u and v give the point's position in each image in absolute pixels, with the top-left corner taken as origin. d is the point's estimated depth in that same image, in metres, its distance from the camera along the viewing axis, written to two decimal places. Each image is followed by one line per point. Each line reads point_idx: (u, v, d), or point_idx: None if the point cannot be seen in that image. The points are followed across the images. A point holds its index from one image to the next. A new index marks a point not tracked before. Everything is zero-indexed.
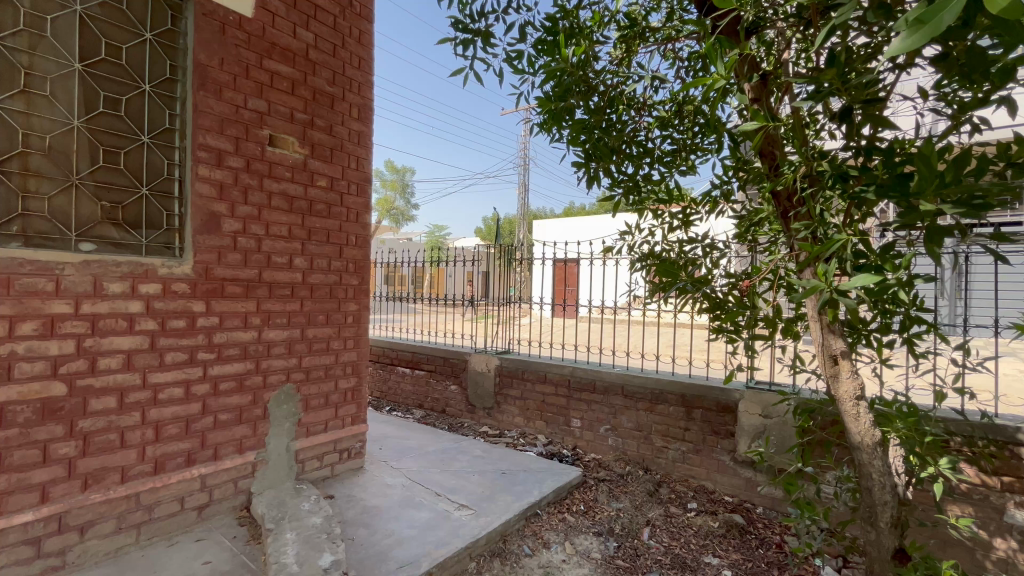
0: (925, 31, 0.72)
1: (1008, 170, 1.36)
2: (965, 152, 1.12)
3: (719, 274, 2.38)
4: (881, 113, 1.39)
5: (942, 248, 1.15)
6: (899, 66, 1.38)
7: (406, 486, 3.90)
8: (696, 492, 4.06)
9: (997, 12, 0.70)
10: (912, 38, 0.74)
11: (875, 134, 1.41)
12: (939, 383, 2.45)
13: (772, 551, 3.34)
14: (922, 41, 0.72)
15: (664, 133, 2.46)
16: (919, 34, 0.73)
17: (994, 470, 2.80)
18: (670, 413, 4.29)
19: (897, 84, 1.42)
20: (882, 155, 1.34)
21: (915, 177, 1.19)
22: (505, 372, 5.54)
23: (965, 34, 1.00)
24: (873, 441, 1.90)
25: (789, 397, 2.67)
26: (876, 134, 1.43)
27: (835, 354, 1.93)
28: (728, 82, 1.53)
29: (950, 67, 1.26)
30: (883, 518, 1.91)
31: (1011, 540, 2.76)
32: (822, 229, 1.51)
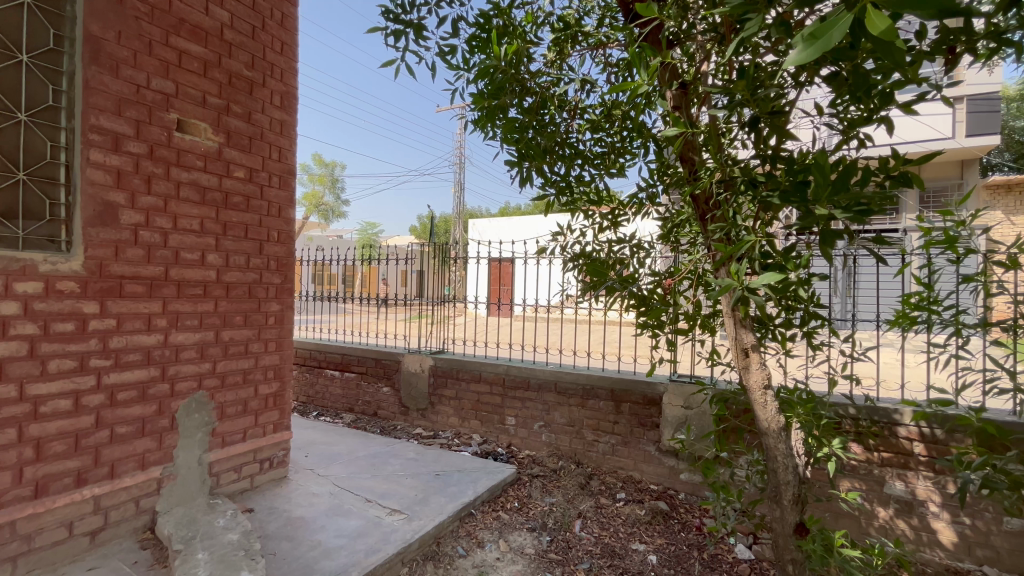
0: (818, 46, 0.77)
1: (888, 181, 1.53)
2: (852, 163, 1.25)
3: (645, 273, 2.48)
4: (785, 126, 1.51)
5: (834, 249, 1.28)
6: (800, 83, 1.52)
7: (334, 494, 3.73)
8: (625, 482, 4.23)
9: (877, 33, 0.76)
10: (806, 51, 0.79)
11: (779, 145, 1.54)
12: (831, 371, 2.73)
13: (693, 534, 3.56)
14: (815, 55, 0.77)
15: (595, 136, 2.54)
16: (812, 48, 0.78)
17: (875, 448, 3.17)
18: (600, 408, 4.44)
19: (798, 101, 1.56)
20: (785, 164, 1.47)
21: (812, 185, 1.31)
22: (439, 372, 5.46)
23: (854, 54, 1.10)
24: (779, 426, 2.07)
25: (706, 388, 2.85)
26: (780, 144, 1.56)
27: (746, 346, 2.09)
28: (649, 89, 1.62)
29: (840, 86, 1.39)
30: (786, 496, 2.08)
31: (889, 508, 3.14)
32: (735, 230, 1.62)
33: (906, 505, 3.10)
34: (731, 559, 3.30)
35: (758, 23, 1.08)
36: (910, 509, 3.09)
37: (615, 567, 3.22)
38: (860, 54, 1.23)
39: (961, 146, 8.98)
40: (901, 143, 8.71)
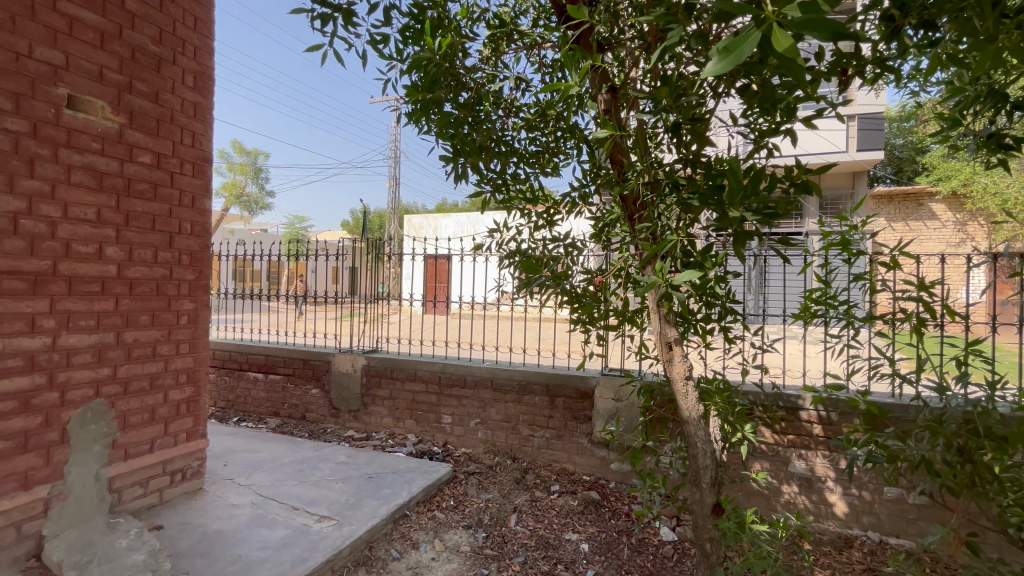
0: (731, 58, 0.82)
1: (791, 187, 1.67)
2: (761, 170, 1.36)
3: (578, 271, 2.55)
4: (705, 134, 1.61)
5: (746, 249, 1.38)
6: (717, 93, 1.62)
7: (257, 504, 3.51)
8: (559, 474, 4.34)
9: (783, 51, 0.82)
10: (720, 63, 0.83)
11: (700, 150, 1.63)
12: (744, 362, 2.95)
13: (622, 520, 3.72)
14: (729, 67, 0.82)
15: (530, 135, 2.56)
16: (726, 60, 0.83)
17: (781, 431, 3.48)
18: (536, 403, 4.52)
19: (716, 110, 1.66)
20: (705, 168, 1.57)
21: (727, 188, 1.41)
22: (372, 371, 5.29)
23: (764, 70, 1.19)
24: (698, 414, 2.21)
25: (635, 380, 2.99)
26: (701, 149, 1.65)
27: (670, 340, 2.20)
28: (580, 90, 1.66)
29: (751, 98, 1.50)
30: (705, 479, 2.20)
31: (792, 484, 3.46)
32: (660, 230, 1.70)
33: (806, 482, 3.44)
34: (657, 542, 3.48)
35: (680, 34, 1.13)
36: (811, 485, 3.43)
37: (549, 558, 3.29)
38: (769, 69, 1.33)
39: (852, 158, 10.07)
40: (803, 154, 9.60)
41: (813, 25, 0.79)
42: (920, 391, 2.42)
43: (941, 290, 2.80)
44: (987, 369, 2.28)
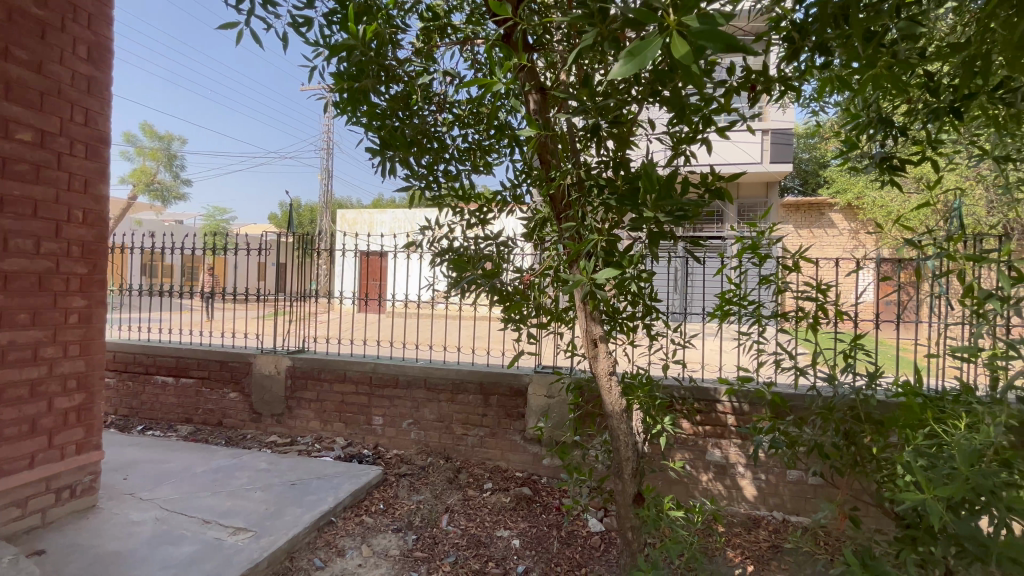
0: (635, 63, 0.85)
1: (706, 194, 1.79)
2: (673, 174, 1.43)
3: (509, 268, 2.57)
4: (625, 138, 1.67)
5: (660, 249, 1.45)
6: (637, 98, 1.68)
7: (161, 519, 3.21)
8: (492, 472, 4.34)
9: (682, 59, 0.86)
10: (625, 66, 0.86)
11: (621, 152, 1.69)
12: (665, 357, 3.11)
13: (553, 514, 3.80)
14: (633, 71, 0.85)
15: (462, 131, 2.53)
16: (631, 64, 0.86)
17: (699, 422, 3.71)
18: (469, 402, 4.49)
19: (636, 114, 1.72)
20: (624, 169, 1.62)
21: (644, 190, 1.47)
22: (298, 373, 5.02)
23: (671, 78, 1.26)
24: (622, 408, 2.29)
25: (564, 376, 3.07)
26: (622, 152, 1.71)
27: (595, 337, 2.27)
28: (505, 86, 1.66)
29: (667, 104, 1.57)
30: (627, 470, 2.30)
31: (708, 472, 3.71)
32: (584, 229, 1.75)
33: (721, 469, 3.69)
34: (585, 533, 3.59)
35: (592, 38, 1.16)
36: (725, 471, 3.68)
37: (480, 556, 3.30)
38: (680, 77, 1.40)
39: (766, 169, 10.92)
40: (723, 163, 10.29)
41: (709, 37, 0.84)
42: (815, 381, 2.67)
43: (834, 291, 3.10)
44: (869, 360, 2.55)
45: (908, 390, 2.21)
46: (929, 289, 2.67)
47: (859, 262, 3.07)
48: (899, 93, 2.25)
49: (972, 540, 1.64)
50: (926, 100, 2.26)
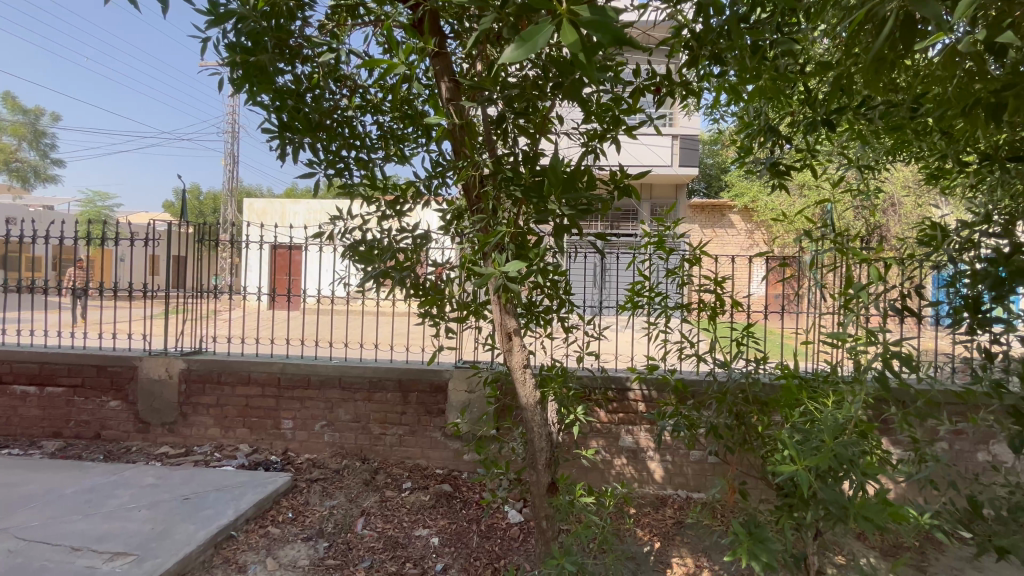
0: (527, 48, 0.85)
1: (617, 191, 1.97)
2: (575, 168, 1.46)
3: (426, 263, 2.54)
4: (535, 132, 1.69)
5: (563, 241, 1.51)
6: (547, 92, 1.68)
7: (16, 551, 2.84)
8: (411, 471, 4.23)
9: (572, 47, 0.86)
10: (517, 50, 0.86)
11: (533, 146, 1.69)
12: (580, 348, 3.20)
13: (473, 509, 3.79)
14: (524, 56, 0.85)
15: (375, 115, 2.39)
16: (523, 49, 0.86)
17: (613, 410, 3.88)
18: (388, 400, 4.34)
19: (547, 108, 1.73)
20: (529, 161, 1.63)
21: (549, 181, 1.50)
22: (193, 376, 4.56)
23: (571, 76, 1.32)
24: (536, 400, 2.32)
25: (481, 370, 3.07)
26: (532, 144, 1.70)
27: (510, 331, 2.28)
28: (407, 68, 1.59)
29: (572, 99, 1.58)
30: (541, 461, 2.34)
31: (621, 457, 3.90)
32: (494, 221, 1.74)
33: (633, 453, 3.89)
34: (505, 525, 3.62)
35: (488, 23, 1.14)
36: (636, 456, 3.89)
37: (397, 558, 3.26)
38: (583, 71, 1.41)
39: (676, 172, 11.43)
40: (638, 164, 10.81)
41: (598, 28, 0.84)
42: (713, 368, 2.88)
43: (731, 284, 3.37)
44: (758, 347, 2.79)
45: (788, 373, 2.47)
46: (808, 282, 2.98)
47: (751, 257, 3.35)
48: (787, 105, 2.48)
49: (833, 504, 1.87)
50: (805, 113, 2.51)
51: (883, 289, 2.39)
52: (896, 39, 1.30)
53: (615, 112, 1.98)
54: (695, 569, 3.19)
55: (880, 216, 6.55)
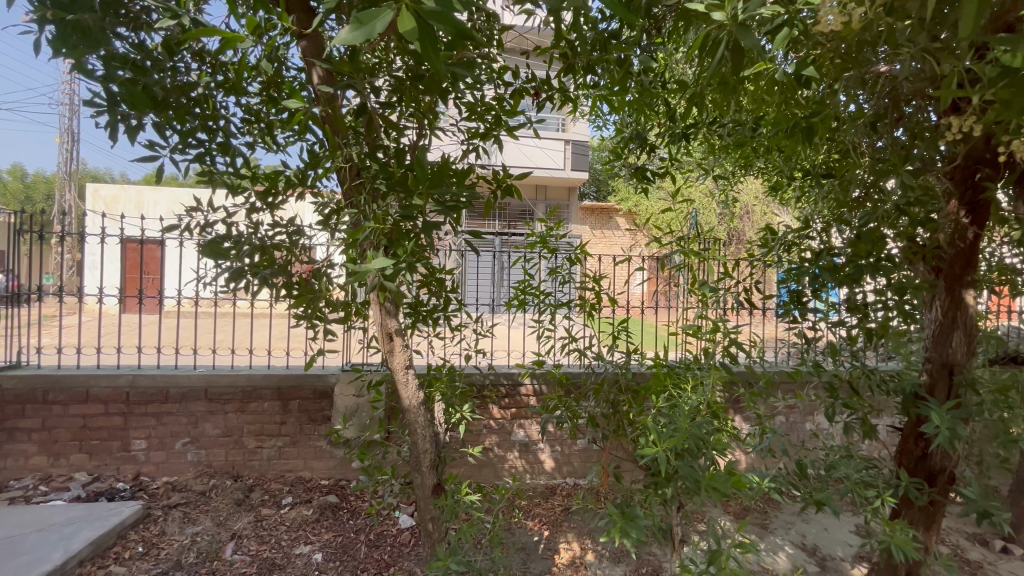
0: (362, 31, 0.83)
1: (498, 189, 2.12)
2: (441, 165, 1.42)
3: (301, 261, 2.33)
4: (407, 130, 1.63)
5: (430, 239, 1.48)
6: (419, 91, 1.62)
7: None
8: (292, 485, 3.92)
9: (411, 37, 0.82)
10: (352, 32, 0.83)
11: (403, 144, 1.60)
12: (467, 346, 3.19)
13: (362, 518, 3.62)
14: (360, 39, 0.83)
15: (240, 96, 2.11)
16: (358, 32, 0.84)
17: (505, 406, 3.96)
18: (264, 410, 3.96)
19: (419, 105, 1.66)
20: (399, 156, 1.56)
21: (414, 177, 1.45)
22: (9, 397, 3.77)
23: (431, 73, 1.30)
24: (419, 401, 2.27)
25: (362, 373, 2.93)
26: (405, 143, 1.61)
27: (391, 331, 2.20)
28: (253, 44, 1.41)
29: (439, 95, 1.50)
30: (426, 463, 2.30)
31: (513, 451, 3.99)
32: (365, 217, 1.66)
33: (524, 447, 4.01)
34: (395, 531, 3.51)
35: (333, 3, 1.09)
36: (528, 449, 4.01)
37: None
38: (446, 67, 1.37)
39: (568, 176, 11.91)
40: (532, 167, 11.11)
41: (439, 19, 0.81)
42: (593, 360, 3.05)
43: (610, 281, 3.60)
44: (632, 341, 3.00)
45: (656, 363, 2.69)
46: (675, 280, 3.29)
47: (628, 256, 3.61)
48: (652, 117, 2.71)
49: (689, 479, 2.10)
50: (671, 126, 2.75)
51: (732, 286, 2.71)
52: (728, 67, 1.47)
53: (497, 112, 2.06)
54: (580, 551, 3.36)
55: (737, 222, 7.47)
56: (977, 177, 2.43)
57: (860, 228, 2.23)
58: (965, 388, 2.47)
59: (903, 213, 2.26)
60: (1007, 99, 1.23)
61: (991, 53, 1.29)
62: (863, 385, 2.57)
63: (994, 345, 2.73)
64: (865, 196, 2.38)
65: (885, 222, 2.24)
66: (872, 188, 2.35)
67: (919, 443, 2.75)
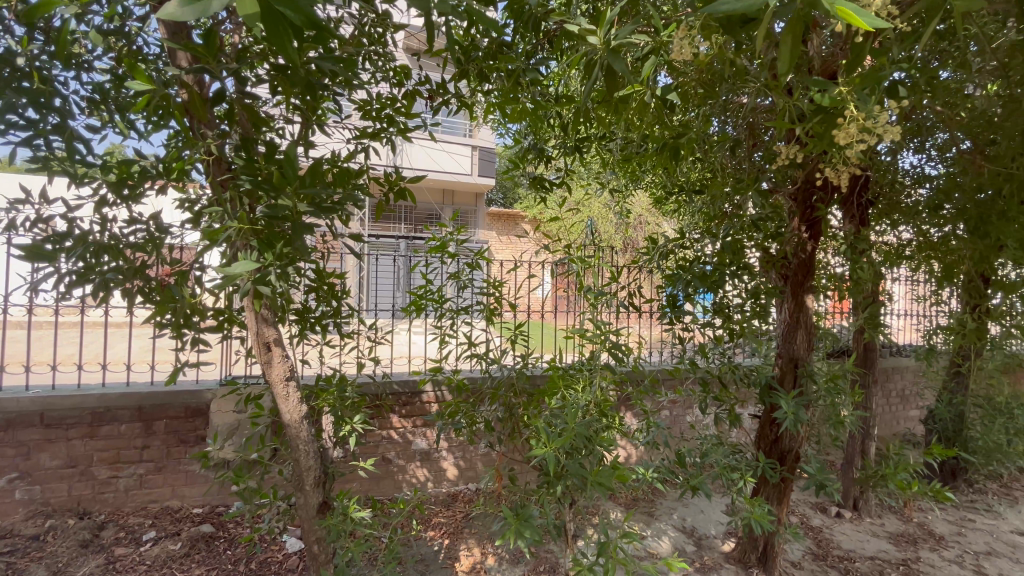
0: (197, 8, 0.74)
1: (390, 191, 2.07)
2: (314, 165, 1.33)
3: (160, 264, 2.03)
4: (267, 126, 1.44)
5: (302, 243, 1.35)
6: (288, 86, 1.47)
7: None
8: (157, 517, 3.44)
9: (253, 18, 0.74)
10: (182, 8, 0.73)
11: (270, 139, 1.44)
12: (360, 353, 3.05)
13: (241, 547, 3.28)
14: (192, 16, 0.73)
15: (82, 71, 1.82)
16: (191, 7, 0.74)
17: (405, 414, 3.84)
18: (120, 435, 3.44)
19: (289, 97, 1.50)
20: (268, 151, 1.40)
21: (281, 176, 1.33)
22: None
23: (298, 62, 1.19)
24: (301, 414, 2.11)
25: (237, 387, 2.66)
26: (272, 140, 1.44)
27: (269, 341, 2.03)
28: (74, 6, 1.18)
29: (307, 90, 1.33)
30: (309, 481, 2.15)
31: (412, 460, 3.88)
32: (229, 216, 1.50)
33: (425, 456, 3.92)
34: (280, 557, 3.22)
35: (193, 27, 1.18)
36: (429, 457, 3.93)
37: None
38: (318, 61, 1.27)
39: (475, 181, 11.89)
40: (438, 171, 10.94)
41: (290, 6, 0.73)
42: (490, 365, 3.07)
43: (509, 286, 3.67)
44: (527, 345, 3.07)
45: (551, 365, 2.78)
46: (569, 285, 3.43)
47: (526, 262, 3.70)
48: (547, 129, 2.80)
49: (578, 475, 2.20)
50: (562, 138, 2.88)
51: (619, 290, 2.88)
52: (606, 85, 1.55)
53: (389, 112, 2.01)
54: (480, 557, 3.34)
55: (630, 231, 7.98)
56: (814, 199, 2.84)
57: (722, 240, 2.55)
58: (806, 378, 2.87)
59: (757, 227, 2.58)
60: (821, 134, 1.46)
61: (812, 94, 1.52)
62: (729, 378, 2.87)
63: (828, 340, 3.21)
64: (727, 211, 2.68)
65: (742, 235, 2.55)
66: (735, 204, 2.65)
67: (772, 428, 3.15)
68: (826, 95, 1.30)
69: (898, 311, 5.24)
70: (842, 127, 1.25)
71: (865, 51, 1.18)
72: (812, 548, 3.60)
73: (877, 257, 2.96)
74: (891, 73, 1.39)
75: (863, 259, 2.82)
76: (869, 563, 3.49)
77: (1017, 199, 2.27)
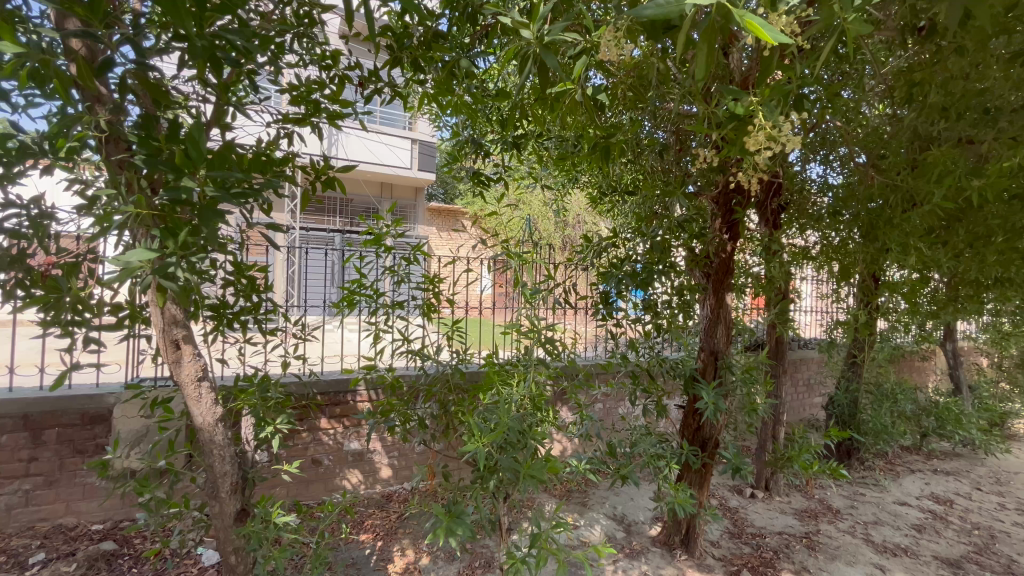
0: None
1: (316, 180, 1.96)
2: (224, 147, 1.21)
3: (45, 253, 1.80)
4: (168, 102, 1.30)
5: (213, 231, 1.24)
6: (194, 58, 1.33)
7: None
8: (47, 537, 3.08)
9: None
10: None
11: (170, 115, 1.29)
12: (284, 351, 2.88)
13: (149, 564, 3.00)
14: None
15: None
16: None
17: (336, 414, 3.70)
18: (1, 447, 3.04)
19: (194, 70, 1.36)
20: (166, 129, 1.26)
21: (184, 157, 1.20)
22: None
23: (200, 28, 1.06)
24: (215, 417, 1.96)
25: (142, 389, 2.43)
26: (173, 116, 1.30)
27: (178, 339, 1.87)
28: None
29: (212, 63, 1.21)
30: (224, 488, 2.01)
31: (342, 462, 3.74)
32: (125, 201, 1.35)
33: (358, 457, 3.80)
34: (195, 572, 2.99)
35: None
36: (362, 458, 3.81)
37: None
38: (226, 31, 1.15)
39: (414, 175, 11.60)
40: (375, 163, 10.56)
41: None
42: (424, 362, 3.01)
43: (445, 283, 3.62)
44: (462, 341, 3.04)
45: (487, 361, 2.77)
46: (506, 282, 3.43)
47: (463, 258, 3.67)
48: (484, 123, 2.79)
49: (511, 468, 2.21)
50: (500, 134, 2.87)
51: (554, 287, 2.93)
52: (539, 82, 1.56)
53: (315, 96, 1.90)
54: (414, 556, 3.27)
55: (568, 229, 8.13)
56: (733, 202, 3.00)
57: (651, 239, 2.68)
58: (725, 370, 3.07)
59: (682, 228, 2.71)
60: (735, 140, 1.55)
61: (727, 101, 1.61)
62: (656, 371, 3.01)
63: (745, 334, 3.44)
64: (655, 211, 2.80)
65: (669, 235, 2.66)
66: (663, 205, 2.76)
67: (695, 418, 3.34)
68: (739, 104, 1.39)
69: (805, 308, 5.76)
70: (752, 134, 1.33)
71: (772, 64, 1.27)
72: (729, 528, 3.87)
73: (787, 258, 3.21)
74: (795, 86, 1.51)
75: (775, 259, 3.03)
76: (777, 538, 3.80)
77: (899, 208, 2.44)
